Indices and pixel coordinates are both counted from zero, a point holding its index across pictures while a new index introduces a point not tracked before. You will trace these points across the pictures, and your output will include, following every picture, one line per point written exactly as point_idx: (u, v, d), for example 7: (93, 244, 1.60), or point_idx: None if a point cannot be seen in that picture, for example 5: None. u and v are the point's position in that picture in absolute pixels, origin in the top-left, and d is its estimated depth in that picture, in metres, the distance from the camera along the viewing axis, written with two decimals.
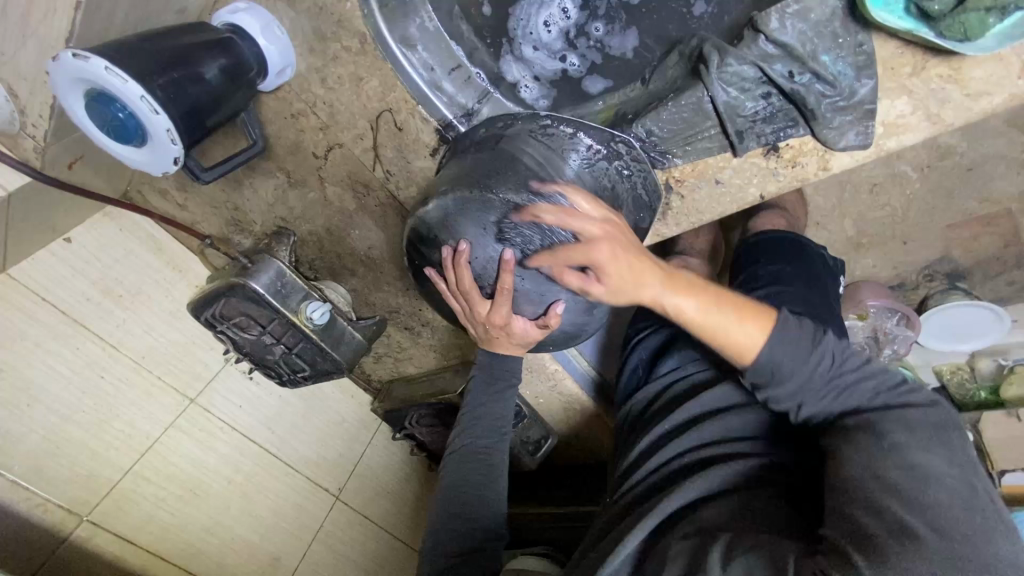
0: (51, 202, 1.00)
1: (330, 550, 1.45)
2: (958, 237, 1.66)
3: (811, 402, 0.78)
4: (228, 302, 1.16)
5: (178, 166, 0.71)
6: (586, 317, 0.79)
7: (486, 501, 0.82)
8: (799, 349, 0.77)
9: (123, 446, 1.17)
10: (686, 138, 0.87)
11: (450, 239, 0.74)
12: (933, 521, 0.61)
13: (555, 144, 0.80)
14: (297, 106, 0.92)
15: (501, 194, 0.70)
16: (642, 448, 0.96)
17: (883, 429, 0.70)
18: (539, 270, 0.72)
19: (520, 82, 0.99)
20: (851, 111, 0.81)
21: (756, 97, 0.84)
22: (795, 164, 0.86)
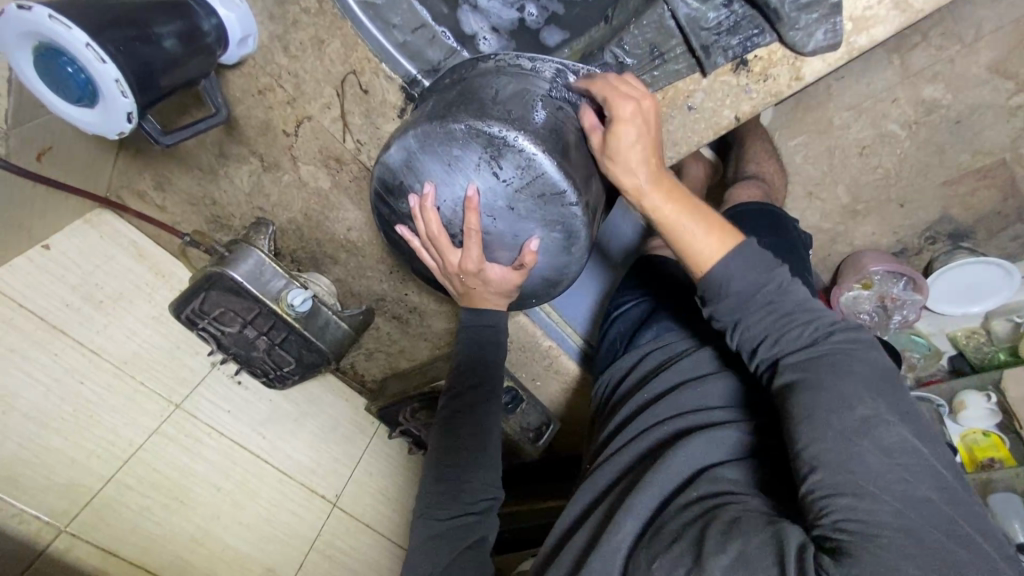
0: (23, 199, 0.98)
1: (328, 560, 1.38)
2: (956, 194, 1.62)
3: (752, 325, 0.72)
4: (206, 298, 1.13)
5: (132, 122, 0.69)
6: (564, 258, 0.76)
7: (476, 468, 0.78)
8: (753, 271, 0.72)
9: (105, 455, 1.12)
10: (653, 62, 0.84)
11: (415, 184, 0.72)
12: (921, 516, 0.55)
13: (524, 77, 0.75)
14: (263, 80, 0.92)
15: (463, 125, 0.67)
16: (623, 416, 0.92)
17: (845, 393, 0.62)
18: (510, 208, 0.70)
19: (478, 34, 0.91)
20: (816, 8, 0.77)
21: (718, 7, 0.79)
22: (766, 77, 0.83)
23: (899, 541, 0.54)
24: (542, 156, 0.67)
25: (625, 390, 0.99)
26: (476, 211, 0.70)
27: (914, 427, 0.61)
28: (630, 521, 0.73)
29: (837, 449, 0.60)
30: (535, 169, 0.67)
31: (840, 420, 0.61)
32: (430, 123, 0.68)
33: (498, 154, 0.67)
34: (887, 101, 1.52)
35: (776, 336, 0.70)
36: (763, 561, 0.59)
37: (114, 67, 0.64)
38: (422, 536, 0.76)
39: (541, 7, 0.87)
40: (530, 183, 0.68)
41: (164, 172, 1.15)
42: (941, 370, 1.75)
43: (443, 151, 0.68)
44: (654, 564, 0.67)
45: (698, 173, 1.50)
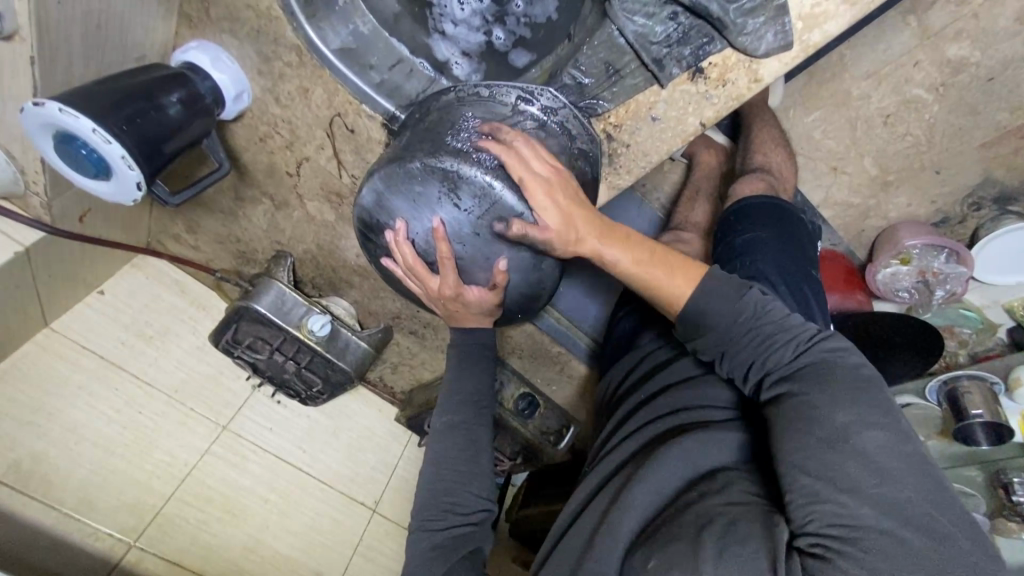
0: (74, 257, 1.11)
1: (371, 562, 1.48)
2: (998, 155, 1.51)
3: (740, 354, 0.79)
4: (239, 328, 1.23)
5: (142, 189, 0.78)
6: (537, 273, 0.86)
7: (471, 482, 0.88)
8: (724, 298, 0.80)
9: (164, 475, 1.25)
10: (609, 79, 0.85)
11: (389, 222, 0.82)
12: (900, 516, 0.59)
13: (480, 106, 0.84)
14: (262, 129, 0.99)
15: (420, 162, 0.78)
16: (624, 413, 0.98)
17: (826, 407, 0.68)
18: (475, 233, 0.80)
19: (450, 60, 0.94)
20: (762, 12, 0.78)
21: (664, 20, 0.79)
22: (725, 82, 0.84)
23: (874, 542, 0.58)
24: (495, 183, 0.76)
25: (629, 387, 1.04)
26: (447, 241, 0.80)
27: (883, 423, 0.65)
28: (625, 520, 0.76)
29: (821, 457, 0.64)
30: (491, 196, 0.77)
31: (821, 430, 0.66)
32: (391, 165, 0.79)
33: (456, 186, 0.78)
34: (908, 65, 1.43)
35: (763, 360, 0.77)
36: (756, 566, 0.62)
37: (119, 146, 0.73)
38: (421, 542, 0.85)
39: (508, 32, 0.89)
40: (489, 209, 0.78)
41: (193, 217, 1.27)
42: (1000, 344, 1.60)
43: (408, 191, 0.79)
44: (648, 562, 0.69)
45: (712, 161, 1.48)
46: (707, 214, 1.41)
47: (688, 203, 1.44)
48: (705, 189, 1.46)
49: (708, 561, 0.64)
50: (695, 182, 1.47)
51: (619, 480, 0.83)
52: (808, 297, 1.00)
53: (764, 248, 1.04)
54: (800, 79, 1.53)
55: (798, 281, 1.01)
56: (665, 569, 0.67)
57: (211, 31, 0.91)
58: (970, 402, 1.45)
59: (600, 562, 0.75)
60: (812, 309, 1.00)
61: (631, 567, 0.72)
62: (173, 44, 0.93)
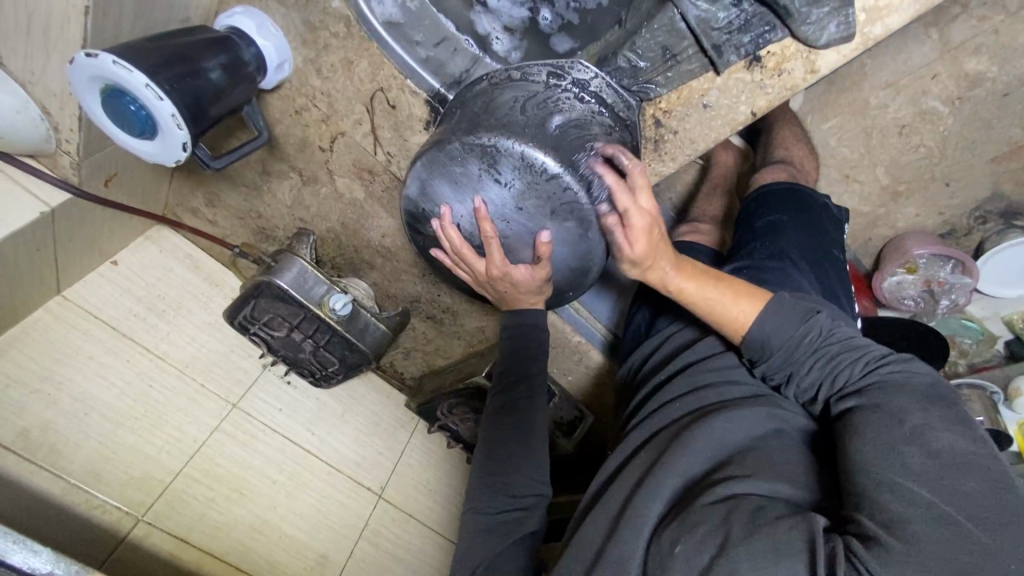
0: (96, 222, 1.09)
1: (376, 548, 1.46)
2: (1007, 170, 1.54)
3: (806, 376, 0.80)
4: (257, 304, 1.22)
5: (186, 150, 0.77)
6: (584, 245, 0.84)
7: (523, 465, 0.88)
8: (790, 322, 0.82)
9: (173, 450, 1.23)
10: (665, 63, 0.86)
11: (434, 210, 0.85)
12: (967, 509, 0.59)
13: (514, 85, 0.85)
14: (299, 101, 0.98)
15: (459, 141, 0.78)
16: (645, 394, 0.99)
17: (897, 410, 0.68)
18: (516, 211, 0.81)
19: (491, 34, 0.94)
20: (828, 2, 0.79)
21: (728, 7, 0.80)
22: (781, 72, 0.85)
23: (943, 533, 0.58)
24: (533, 152, 0.77)
25: (649, 369, 1.05)
26: (492, 220, 0.82)
27: (952, 423, 0.66)
28: (654, 503, 0.76)
29: (881, 451, 0.65)
30: (531, 166, 0.77)
31: (891, 429, 0.66)
32: (431, 150, 0.81)
33: (495, 162, 0.78)
34: (926, 78, 1.46)
35: (832, 380, 0.78)
36: (793, 545, 0.63)
37: (169, 104, 0.72)
38: (474, 525, 0.87)
39: (556, 14, 0.89)
40: (532, 181, 0.78)
41: (214, 190, 1.25)
42: (998, 355, 1.63)
43: (449, 174, 0.81)
44: (677, 548, 0.70)
45: (728, 162, 1.48)
46: (724, 211, 1.42)
47: (706, 198, 1.46)
48: (721, 186, 1.47)
49: (741, 544, 0.64)
50: (711, 181, 1.48)
51: (642, 464, 0.83)
52: (833, 280, 1.02)
53: (786, 231, 1.05)
54: (819, 87, 1.56)
55: (821, 262, 1.03)
56: (692, 559, 0.67)
57: None
58: (970, 409, 1.48)
59: (627, 544, 0.75)
60: (838, 294, 1.01)
61: (656, 556, 0.71)
62: (216, 8, 0.92)
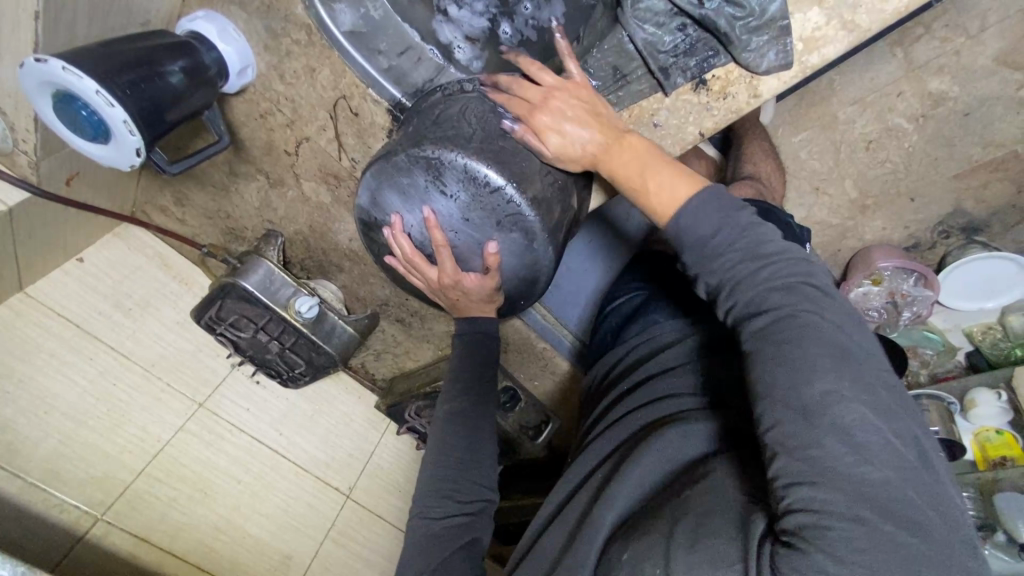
0: (58, 220, 1.08)
1: (342, 547, 1.48)
2: (969, 187, 1.58)
3: (719, 271, 0.73)
4: (223, 305, 1.22)
5: (140, 155, 0.77)
6: (530, 255, 0.86)
7: (472, 471, 0.90)
8: (718, 216, 0.73)
9: (136, 449, 1.24)
10: (616, 83, 0.89)
11: (384, 218, 0.86)
12: (880, 504, 0.56)
13: (465, 98, 0.85)
14: (263, 106, 0.99)
15: (405, 153, 0.79)
16: (608, 402, 0.99)
17: (806, 364, 0.63)
18: (463, 219, 0.82)
19: (453, 43, 0.94)
20: (766, 30, 0.81)
21: (672, 31, 0.84)
22: (726, 95, 0.87)
23: (852, 531, 0.55)
24: (477, 165, 0.78)
25: (613, 379, 1.05)
26: (441, 229, 0.83)
27: (887, 413, 0.61)
28: (607, 513, 0.76)
29: (797, 427, 0.61)
30: (476, 180, 0.78)
31: (799, 399, 0.62)
32: (380, 160, 0.81)
33: (441, 174, 0.79)
34: (892, 95, 1.49)
35: (740, 287, 0.71)
36: (730, 557, 0.62)
37: (121, 110, 0.72)
38: (418, 532, 0.86)
39: (516, 31, 0.90)
40: (476, 193, 0.79)
41: (182, 189, 1.25)
42: (959, 365, 1.67)
43: (397, 184, 0.82)
44: (624, 554, 0.70)
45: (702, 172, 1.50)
46: None
47: None
48: None
49: (681, 555, 0.64)
50: None
51: (598, 477, 0.84)
52: None
53: None
54: (790, 101, 1.59)
55: None
56: (637, 565, 0.68)
57: (219, 2, 0.90)
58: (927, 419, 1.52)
59: (579, 554, 0.75)
60: None
61: (607, 564, 0.72)
62: (178, 11, 0.92)
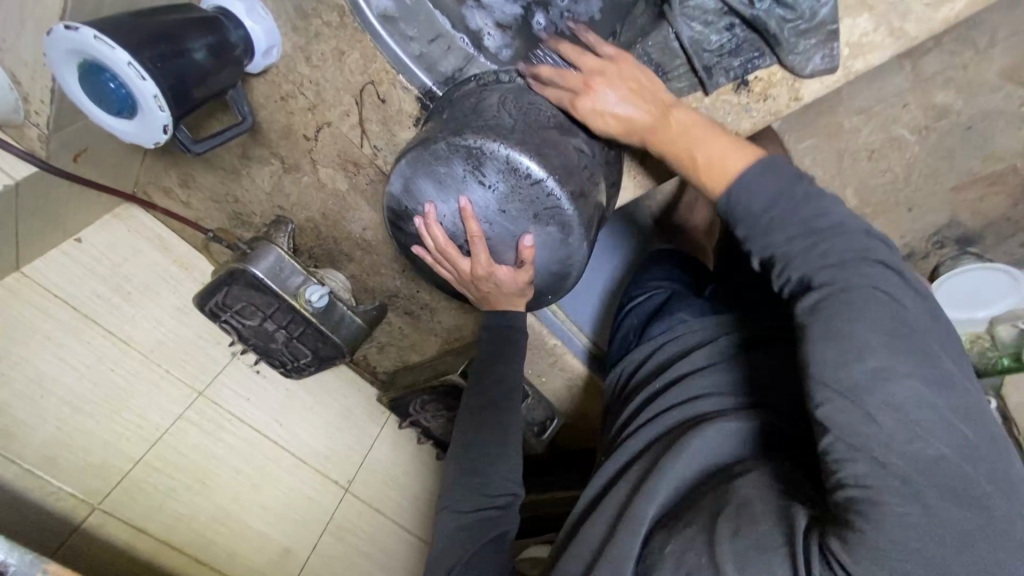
0: (62, 197, 1.04)
1: (341, 541, 1.46)
2: (965, 199, 1.63)
3: (777, 245, 0.72)
4: (229, 292, 1.19)
5: (166, 133, 0.74)
6: (565, 249, 0.85)
7: (500, 464, 0.89)
8: (767, 185, 0.73)
9: (134, 437, 1.20)
10: (657, 78, 0.90)
11: (416, 207, 0.85)
12: (939, 484, 0.58)
13: (501, 92, 0.85)
14: (285, 88, 0.97)
15: (444, 141, 0.79)
16: (637, 403, 0.98)
17: (849, 336, 0.64)
18: (500, 211, 0.82)
19: (484, 30, 0.93)
20: (813, 34, 0.84)
21: (720, 30, 0.86)
22: (766, 97, 0.90)
23: (913, 515, 0.57)
24: (519, 157, 0.78)
25: (637, 381, 1.05)
26: (476, 220, 0.82)
27: (951, 391, 0.62)
28: (649, 506, 0.76)
29: (846, 408, 0.62)
30: (516, 172, 0.78)
31: (845, 372, 0.63)
32: (417, 148, 0.80)
33: (481, 164, 0.79)
34: (897, 106, 1.52)
35: (793, 261, 0.71)
36: (774, 540, 0.64)
37: (152, 84, 0.70)
38: (450, 523, 0.88)
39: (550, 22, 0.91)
40: (516, 184, 0.79)
41: (190, 170, 1.21)
42: None
43: (434, 172, 0.81)
44: (666, 548, 0.72)
45: None
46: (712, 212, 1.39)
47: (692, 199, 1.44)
48: None
49: (725, 546, 0.66)
50: None
51: (632, 478, 0.84)
52: None
53: None
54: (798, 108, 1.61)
55: None
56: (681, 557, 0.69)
57: None
58: None
59: (619, 547, 0.75)
60: None
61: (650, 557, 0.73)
62: None
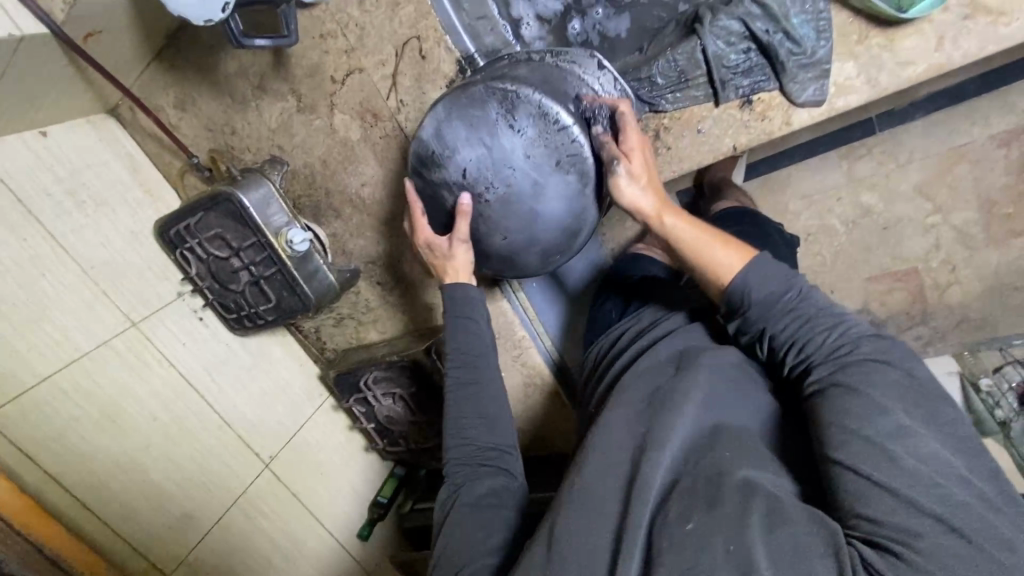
0: (52, 73, 0.99)
1: (248, 520, 1.33)
2: (877, 290, 1.70)
3: (779, 330, 0.80)
4: (204, 219, 1.15)
5: (224, 12, 0.79)
6: (580, 201, 0.96)
7: (490, 426, 0.95)
8: (772, 278, 0.81)
9: (48, 352, 1.07)
10: (678, 85, 1.07)
11: (443, 153, 0.96)
12: (971, 521, 0.60)
13: (534, 63, 1.01)
14: (328, 27, 1.08)
15: (484, 88, 0.94)
16: (618, 369, 1.00)
17: (868, 400, 0.68)
18: (523, 156, 0.93)
19: (524, 19, 1.19)
20: (812, 69, 1.02)
21: (739, 51, 1.03)
22: (765, 117, 1.06)
23: (943, 547, 0.59)
24: (548, 104, 0.92)
25: (610, 355, 1.09)
26: (500, 162, 0.94)
27: (972, 456, 0.65)
28: (658, 472, 0.73)
29: (863, 454, 0.65)
30: (544, 117, 0.92)
31: (861, 427, 0.67)
32: (457, 95, 0.95)
33: (513, 110, 0.93)
34: (831, 199, 1.70)
35: (802, 343, 0.78)
36: (814, 550, 0.62)
37: None
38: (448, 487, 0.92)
39: (583, 30, 1.18)
40: (543, 129, 0.93)
41: (190, 92, 1.18)
42: None
43: (467, 114, 0.94)
44: (687, 523, 0.67)
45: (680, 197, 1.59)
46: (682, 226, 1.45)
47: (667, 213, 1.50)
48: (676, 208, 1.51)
49: (760, 539, 0.63)
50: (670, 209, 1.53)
51: (636, 434, 0.80)
52: None
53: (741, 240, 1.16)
54: (755, 182, 1.77)
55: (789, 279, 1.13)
56: (708, 537, 0.65)
57: None
58: None
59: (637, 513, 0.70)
60: None
61: (663, 527, 0.68)
62: None
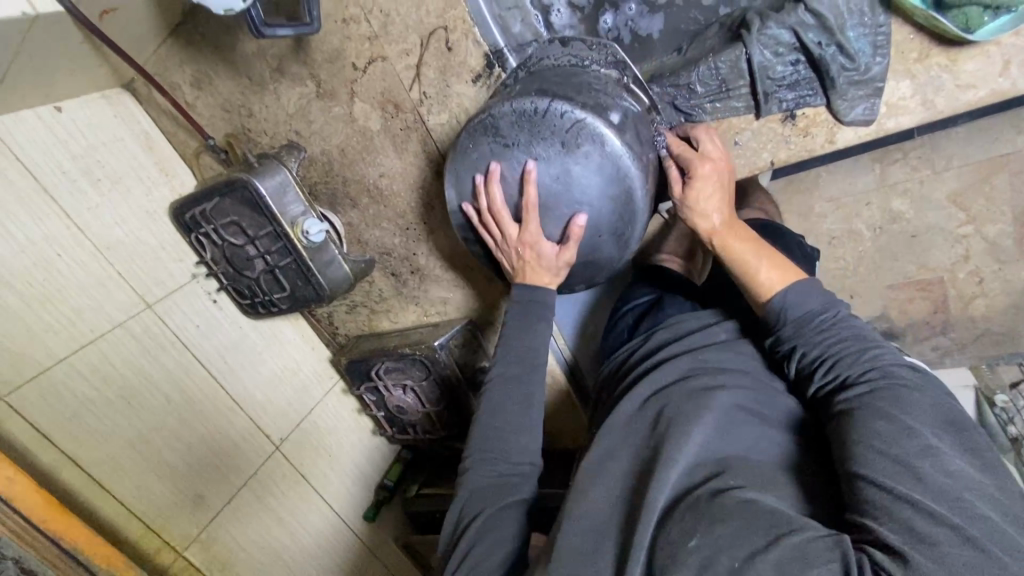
0: (66, 49, 0.96)
1: (257, 500, 1.35)
2: (895, 298, 1.64)
3: (812, 348, 0.82)
4: (219, 204, 1.13)
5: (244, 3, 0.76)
6: (611, 161, 0.90)
7: (522, 435, 0.93)
8: (815, 300, 0.84)
9: (62, 333, 1.07)
10: (717, 93, 1.02)
11: (471, 202, 1.01)
12: (979, 519, 0.60)
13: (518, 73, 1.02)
14: (351, 12, 1.04)
15: (467, 135, 0.97)
16: (631, 384, 1.00)
17: (892, 415, 0.68)
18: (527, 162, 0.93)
19: (554, 6, 1.13)
20: (863, 86, 0.96)
21: (787, 62, 0.98)
22: (807, 134, 1.02)
23: (960, 552, 0.58)
24: (520, 103, 0.91)
25: (624, 371, 1.09)
26: (526, 187, 0.94)
27: (979, 456, 0.65)
28: (661, 494, 0.73)
29: (888, 471, 0.65)
30: (524, 113, 0.91)
31: (894, 449, 0.66)
32: (454, 156, 0.99)
33: (496, 129, 0.94)
34: (861, 203, 1.63)
35: (836, 360, 0.79)
36: (822, 556, 0.61)
37: None
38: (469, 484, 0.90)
39: (615, 25, 1.13)
40: (531, 128, 0.91)
41: (208, 72, 1.15)
42: None
43: (471, 163, 0.98)
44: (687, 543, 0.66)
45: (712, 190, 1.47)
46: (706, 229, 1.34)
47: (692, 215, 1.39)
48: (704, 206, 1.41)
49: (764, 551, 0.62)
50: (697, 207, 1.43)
51: (642, 457, 0.81)
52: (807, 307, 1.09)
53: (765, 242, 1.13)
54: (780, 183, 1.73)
55: None
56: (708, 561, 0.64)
57: None
58: None
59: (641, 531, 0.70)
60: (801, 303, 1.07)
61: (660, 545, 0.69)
62: None
